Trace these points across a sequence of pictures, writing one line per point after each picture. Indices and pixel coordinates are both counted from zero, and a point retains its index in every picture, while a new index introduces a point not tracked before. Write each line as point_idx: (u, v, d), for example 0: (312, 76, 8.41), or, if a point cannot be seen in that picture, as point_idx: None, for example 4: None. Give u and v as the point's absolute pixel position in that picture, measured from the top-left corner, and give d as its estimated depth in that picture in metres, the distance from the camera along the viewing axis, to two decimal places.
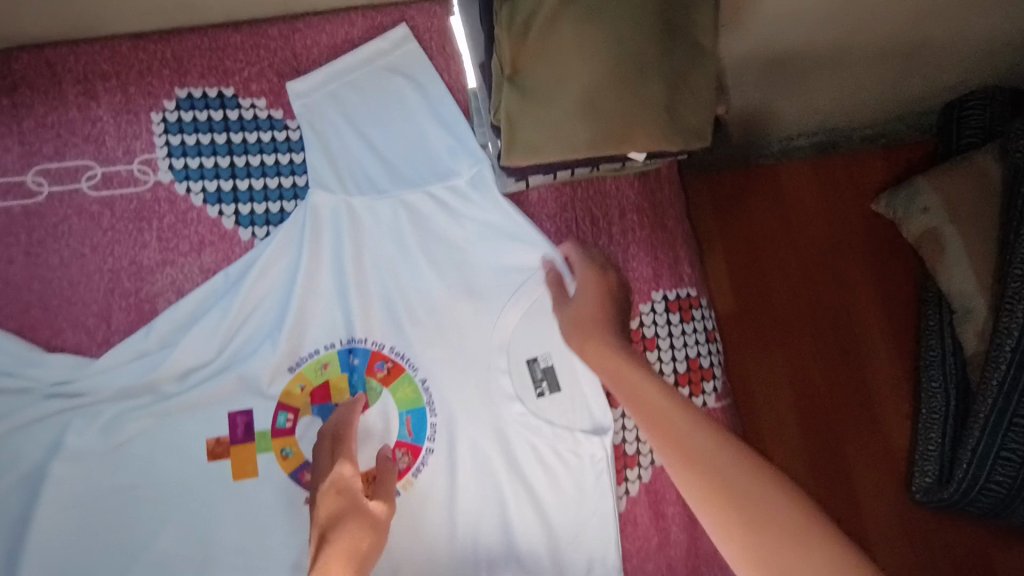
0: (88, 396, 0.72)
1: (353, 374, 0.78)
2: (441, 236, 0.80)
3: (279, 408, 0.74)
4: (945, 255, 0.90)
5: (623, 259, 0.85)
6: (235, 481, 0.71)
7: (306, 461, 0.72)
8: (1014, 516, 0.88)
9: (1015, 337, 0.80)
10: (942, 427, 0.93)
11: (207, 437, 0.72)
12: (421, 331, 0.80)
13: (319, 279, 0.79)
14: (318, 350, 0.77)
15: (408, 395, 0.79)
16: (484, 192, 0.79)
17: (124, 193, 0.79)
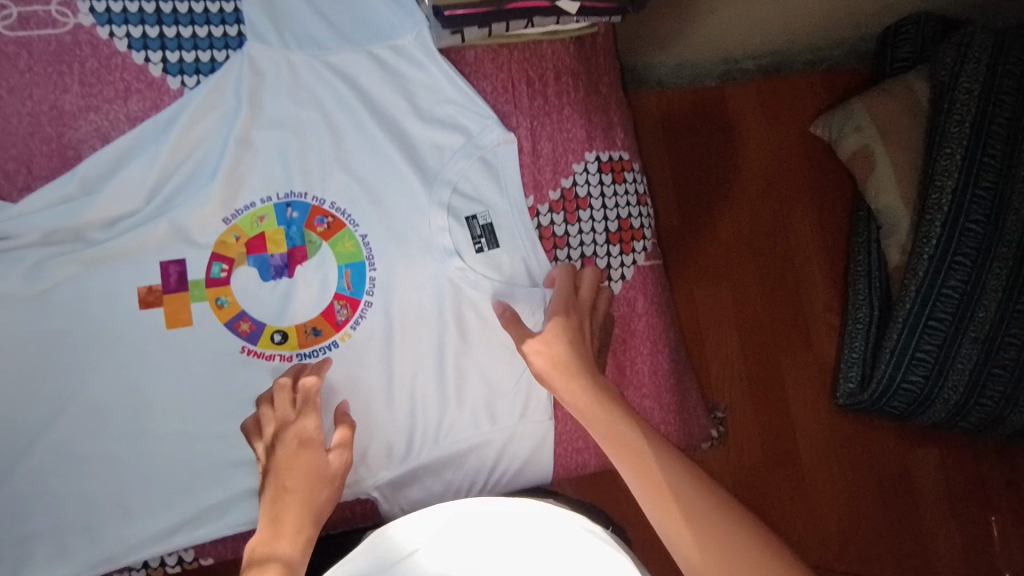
0: (11, 240, 0.71)
1: (290, 227, 0.77)
2: (384, 100, 0.80)
3: (213, 257, 0.75)
4: (875, 172, 1.09)
5: (557, 122, 0.84)
6: (168, 329, 0.73)
7: (241, 311, 0.75)
8: (918, 414, 1.07)
9: (932, 246, 0.99)
10: (865, 335, 1.10)
11: (138, 286, 0.74)
12: (360, 188, 0.79)
13: (253, 130, 0.77)
14: (255, 203, 0.77)
15: (347, 249, 0.78)
16: (428, 57, 0.80)
17: (42, 34, 0.74)
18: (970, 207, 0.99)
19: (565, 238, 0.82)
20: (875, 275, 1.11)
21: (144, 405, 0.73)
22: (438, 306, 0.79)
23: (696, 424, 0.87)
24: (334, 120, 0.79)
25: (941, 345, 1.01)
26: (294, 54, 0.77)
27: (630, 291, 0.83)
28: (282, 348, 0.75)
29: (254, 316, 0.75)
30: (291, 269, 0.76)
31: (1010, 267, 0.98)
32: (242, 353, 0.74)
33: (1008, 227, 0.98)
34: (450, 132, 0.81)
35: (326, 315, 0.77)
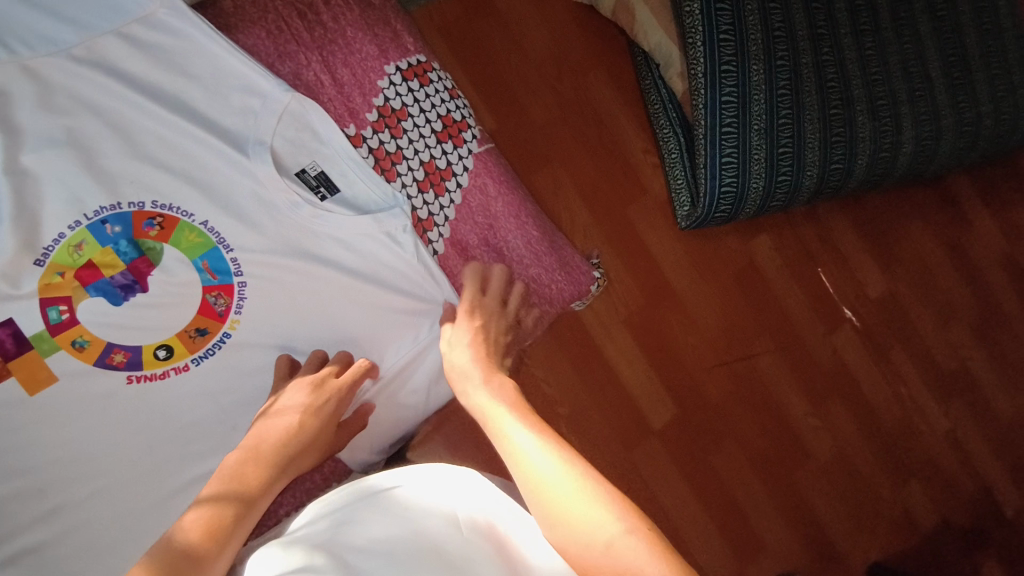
0: None
1: (119, 243, 0.71)
2: (160, 83, 0.75)
3: (45, 303, 0.68)
4: (638, 22, 1.19)
5: (345, 47, 0.83)
6: (32, 395, 0.67)
7: (108, 343, 0.70)
8: (741, 209, 1.23)
9: (701, 64, 1.14)
10: (681, 163, 1.25)
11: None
12: (173, 175, 0.74)
13: (22, 155, 0.68)
14: (64, 233, 0.69)
15: (193, 241, 0.74)
16: (188, 21, 0.75)
17: None
18: (717, 22, 1.14)
19: (400, 152, 0.83)
20: (670, 107, 1.25)
21: (50, 478, 0.67)
22: (310, 262, 0.77)
23: (583, 273, 0.92)
24: (116, 117, 0.73)
25: (738, 146, 1.16)
26: (31, 59, 0.69)
27: (478, 179, 0.87)
28: (172, 361, 0.72)
29: (125, 344, 0.70)
30: (142, 283, 0.71)
31: (762, 62, 1.16)
32: (128, 384, 0.70)
33: (749, 28, 1.15)
34: (243, 90, 0.77)
35: (203, 311, 0.73)
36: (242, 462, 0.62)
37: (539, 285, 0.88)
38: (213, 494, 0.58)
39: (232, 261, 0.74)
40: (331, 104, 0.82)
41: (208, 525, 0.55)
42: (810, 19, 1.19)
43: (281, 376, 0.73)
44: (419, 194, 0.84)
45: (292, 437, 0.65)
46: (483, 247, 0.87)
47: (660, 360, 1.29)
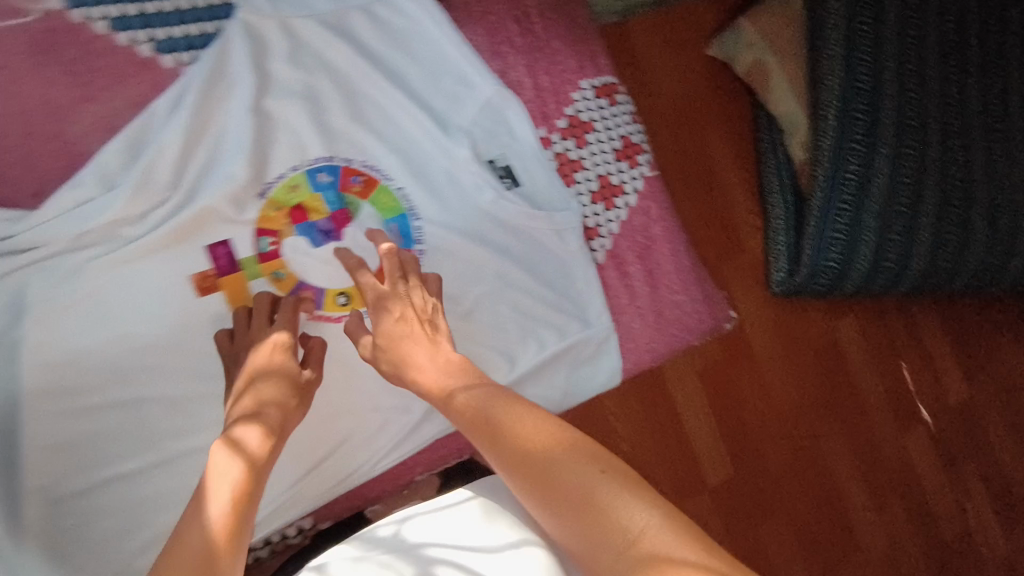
0: (42, 250, 0.67)
1: (328, 192, 0.78)
2: (385, 59, 0.81)
3: (258, 233, 0.75)
4: (770, 85, 1.19)
5: (549, 56, 0.87)
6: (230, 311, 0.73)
7: (301, 280, 0.76)
8: (846, 286, 1.18)
9: (829, 136, 1.09)
10: (785, 232, 1.22)
11: (188, 275, 0.72)
12: (382, 140, 0.80)
13: (267, 97, 0.76)
14: (285, 173, 0.76)
15: (387, 204, 0.79)
16: (424, 9, 0.81)
17: (7, 25, 0.67)
18: (852, 99, 1.08)
19: (581, 161, 0.87)
20: (784, 172, 1.22)
21: None
22: (482, 244, 0.82)
23: (720, 308, 0.95)
24: (345, 81, 0.79)
25: (849, 224, 1.12)
26: (291, 18, 0.76)
27: (644, 202, 0.91)
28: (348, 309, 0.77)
29: (314, 284, 0.76)
30: (338, 232, 0.78)
31: (894, 145, 1.09)
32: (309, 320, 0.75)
33: (885, 110, 1.09)
34: (455, 80, 0.83)
35: (382, 269, 0.79)
36: (254, 410, 0.59)
37: (680, 312, 0.91)
38: (227, 442, 0.56)
39: (417, 229, 0.80)
40: (532, 105, 0.86)
41: (238, 494, 0.52)
42: (943, 112, 1.10)
43: (225, 347, 0.67)
44: (591, 204, 0.88)
45: (271, 382, 0.62)
46: (637, 265, 0.90)
47: (723, 420, 1.23)
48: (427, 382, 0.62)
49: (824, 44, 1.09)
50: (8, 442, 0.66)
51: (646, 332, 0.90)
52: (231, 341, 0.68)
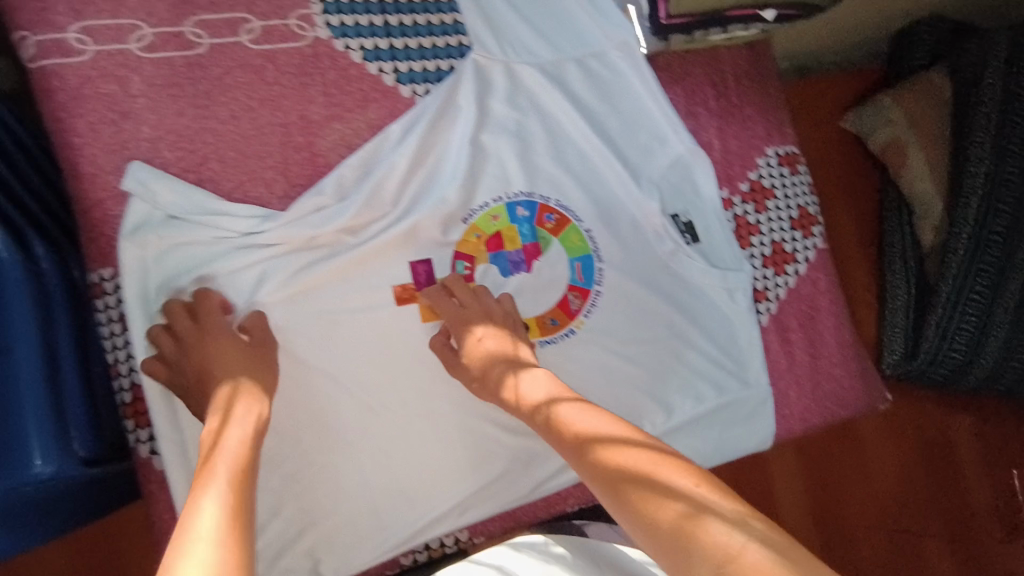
0: (276, 247, 0.74)
1: (523, 225, 0.82)
2: (588, 108, 0.86)
3: (458, 256, 0.80)
4: (907, 160, 1.05)
5: (740, 121, 0.90)
6: (424, 323, 0.77)
7: None
8: (961, 383, 1.06)
9: (970, 225, 0.97)
10: (904, 313, 1.09)
11: (393, 284, 0.77)
12: (577, 184, 0.85)
13: (484, 133, 0.82)
14: (488, 203, 0.82)
15: (575, 244, 0.84)
16: (631, 66, 0.86)
17: (285, 47, 0.77)
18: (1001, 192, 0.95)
19: (757, 225, 0.89)
20: (910, 245, 1.09)
21: (412, 396, 0.76)
22: (654, 292, 0.85)
23: (877, 389, 0.92)
24: (552, 125, 0.85)
25: (983, 317, 0.98)
26: (514, 63, 0.83)
27: (812, 272, 0.91)
28: None
29: None
30: (528, 264, 0.82)
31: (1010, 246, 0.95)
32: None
33: None
34: (650, 135, 0.87)
35: (561, 305, 0.83)
36: (225, 390, 0.60)
37: (838, 386, 0.90)
38: (221, 414, 0.57)
39: (599, 270, 0.84)
40: (720, 167, 0.89)
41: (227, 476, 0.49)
42: None
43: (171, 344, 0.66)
44: (761, 268, 0.89)
45: (229, 360, 0.63)
46: (799, 333, 0.89)
47: (825, 504, 1.13)
48: (535, 403, 0.60)
49: (974, 128, 0.97)
50: None
51: (800, 402, 0.88)
52: (176, 341, 0.66)
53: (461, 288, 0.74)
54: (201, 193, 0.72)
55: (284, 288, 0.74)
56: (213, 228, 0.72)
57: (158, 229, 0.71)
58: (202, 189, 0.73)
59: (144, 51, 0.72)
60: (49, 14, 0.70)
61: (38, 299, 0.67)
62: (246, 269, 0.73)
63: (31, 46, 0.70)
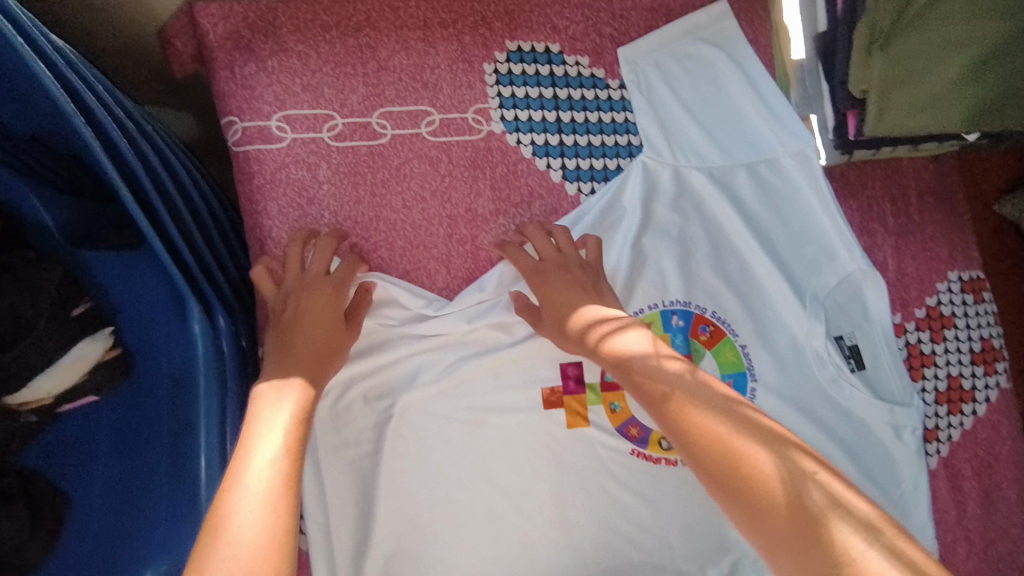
0: (432, 339, 0.75)
1: (676, 335, 0.79)
2: (753, 214, 0.82)
3: None
4: None
5: (919, 241, 0.84)
6: (568, 428, 0.76)
7: (634, 417, 0.77)
8: None
9: None
10: None
11: (541, 386, 0.77)
12: (736, 295, 0.81)
13: (646, 237, 0.79)
14: (643, 309, 0.79)
15: (728, 359, 0.80)
16: (806, 174, 0.81)
17: (460, 140, 0.79)
18: None
19: (933, 356, 0.81)
20: None
21: (548, 505, 0.74)
22: (811, 419, 0.78)
23: None
24: (715, 231, 0.82)
25: None
26: (682, 165, 0.81)
27: (993, 414, 0.82)
28: (668, 452, 0.77)
29: (642, 421, 0.77)
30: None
31: None
32: (630, 453, 0.77)
33: None
34: (819, 248, 0.81)
35: None
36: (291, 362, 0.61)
37: (1014, 547, 0.80)
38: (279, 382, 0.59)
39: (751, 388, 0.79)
40: (895, 290, 0.82)
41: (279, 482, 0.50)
42: None
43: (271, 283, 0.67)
44: (934, 404, 0.81)
45: (315, 324, 0.64)
46: (973, 481, 0.81)
47: None
48: (672, 369, 0.56)
49: None
50: (362, 507, 0.72)
51: (969, 561, 0.79)
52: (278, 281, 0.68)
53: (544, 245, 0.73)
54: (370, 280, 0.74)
55: (436, 382, 0.75)
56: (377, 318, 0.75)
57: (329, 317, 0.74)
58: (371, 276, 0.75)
59: (334, 140, 0.77)
60: (256, 102, 0.76)
61: (221, 379, 0.70)
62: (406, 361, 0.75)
63: (237, 131, 0.75)
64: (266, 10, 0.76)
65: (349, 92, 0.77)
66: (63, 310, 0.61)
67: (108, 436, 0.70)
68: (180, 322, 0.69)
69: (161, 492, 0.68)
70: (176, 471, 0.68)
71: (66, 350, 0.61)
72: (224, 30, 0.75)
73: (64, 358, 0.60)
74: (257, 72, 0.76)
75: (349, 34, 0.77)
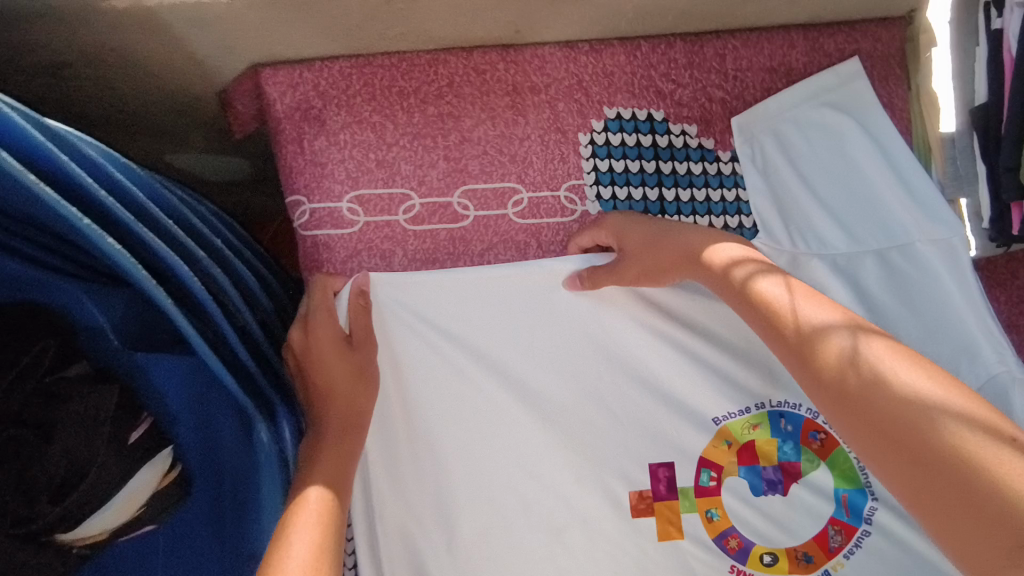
0: (516, 448, 0.68)
1: (785, 440, 0.68)
2: (887, 311, 0.70)
3: (701, 464, 0.67)
4: None
5: None
6: (658, 540, 0.67)
7: (732, 528, 0.66)
8: None
9: None
10: None
11: (629, 490, 0.67)
12: None
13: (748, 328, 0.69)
14: (749, 408, 0.68)
15: (844, 471, 0.67)
16: (949, 266, 0.70)
17: (552, 223, 0.71)
18: None
19: None
20: None
21: None
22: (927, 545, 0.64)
23: None
24: None
25: None
26: (802, 254, 0.71)
27: None
28: (771, 571, 0.66)
29: (742, 533, 0.66)
30: (785, 486, 0.67)
31: None
32: (731, 572, 0.66)
33: None
34: (957, 345, 0.68)
35: (818, 539, 0.66)
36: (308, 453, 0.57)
37: None
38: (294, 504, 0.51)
39: (870, 507, 0.66)
40: None
41: None
42: None
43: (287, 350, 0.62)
44: None
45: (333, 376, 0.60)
46: None
47: None
48: (827, 345, 0.50)
49: None
50: None
51: None
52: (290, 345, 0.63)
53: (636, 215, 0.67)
54: (425, 370, 0.67)
55: (520, 490, 0.67)
56: (434, 389, 0.67)
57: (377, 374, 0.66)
58: (433, 364, 0.67)
59: (411, 223, 0.69)
60: (328, 180, 0.68)
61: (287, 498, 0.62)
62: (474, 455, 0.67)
63: (305, 213, 0.68)
64: (339, 76, 0.68)
65: (429, 167, 0.69)
66: (120, 438, 0.53)
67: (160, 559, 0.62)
68: (244, 435, 0.60)
69: None
70: None
71: (125, 484, 0.53)
72: (293, 99, 0.67)
73: (121, 493, 0.53)
74: (328, 146, 0.68)
75: (430, 102, 0.69)
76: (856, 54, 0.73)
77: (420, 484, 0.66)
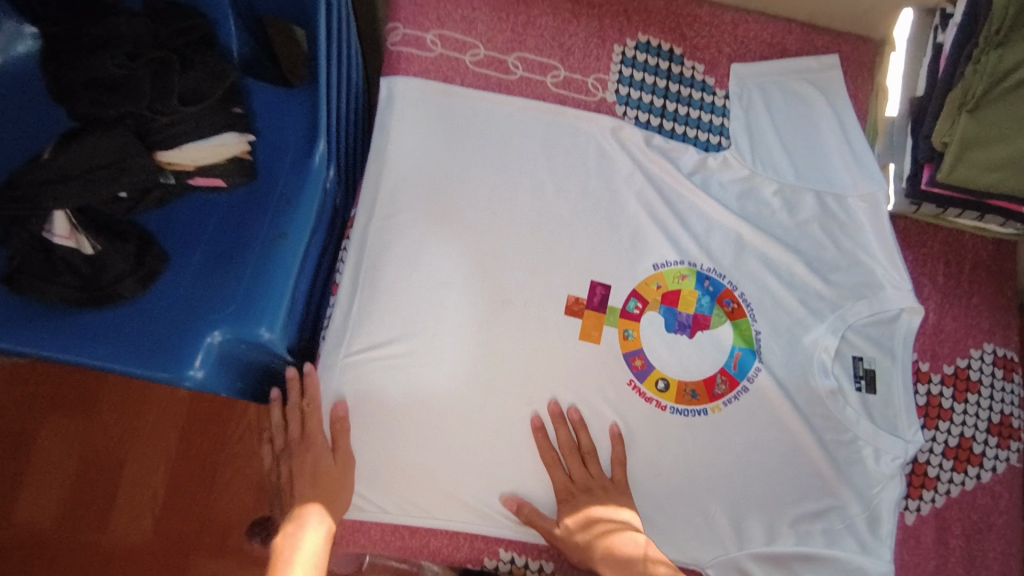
0: (497, 248, 0.84)
1: (704, 296, 0.86)
2: (818, 240, 0.89)
3: (633, 295, 0.85)
4: None
5: (963, 308, 0.90)
6: (579, 339, 0.83)
7: (642, 348, 0.84)
8: None
9: None
10: None
11: (568, 294, 0.84)
12: (765, 297, 0.87)
13: (710, 215, 0.89)
14: (683, 262, 0.87)
15: (743, 334, 0.85)
16: (872, 217, 0.89)
17: (576, 97, 0.92)
18: None
19: (950, 412, 0.85)
20: None
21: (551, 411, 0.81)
22: (801, 411, 0.84)
23: None
24: (767, 232, 0.89)
25: None
26: (759, 175, 0.89)
27: (996, 484, 0.84)
28: (662, 395, 0.83)
29: (648, 357, 0.84)
30: (692, 330, 0.85)
31: None
32: (627, 384, 0.82)
33: None
34: (864, 283, 0.88)
35: (706, 382, 0.83)
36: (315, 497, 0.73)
37: None
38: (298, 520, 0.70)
39: (756, 368, 0.84)
40: (917, 340, 0.88)
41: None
42: None
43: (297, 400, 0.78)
44: (940, 455, 0.84)
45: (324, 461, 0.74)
46: (961, 540, 0.82)
47: None
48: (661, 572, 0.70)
49: None
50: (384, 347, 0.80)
51: None
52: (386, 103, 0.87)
53: (567, 440, 0.80)
54: (452, 164, 0.86)
55: (487, 270, 0.84)
56: (451, 176, 0.86)
57: (412, 149, 0.86)
58: (458, 165, 0.86)
59: (473, 64, 0.90)
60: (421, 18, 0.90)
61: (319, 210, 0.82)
62: (458, 231, 0.84)
63: (398, 34, 0.89)
64: None
65: (497, 33, 0.92)
66: (225, 105, 0.72)
67: (214, 221, 0.78)
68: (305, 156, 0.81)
69: (242, 281, 0.75)
70: (261, 271, 0.76)
71: (217, 134, 0.71)
72: None
73: (212, 139, 0.71)
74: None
75: None
76: (838, 53, 0.96)
77: (409, 235, 0.83)
